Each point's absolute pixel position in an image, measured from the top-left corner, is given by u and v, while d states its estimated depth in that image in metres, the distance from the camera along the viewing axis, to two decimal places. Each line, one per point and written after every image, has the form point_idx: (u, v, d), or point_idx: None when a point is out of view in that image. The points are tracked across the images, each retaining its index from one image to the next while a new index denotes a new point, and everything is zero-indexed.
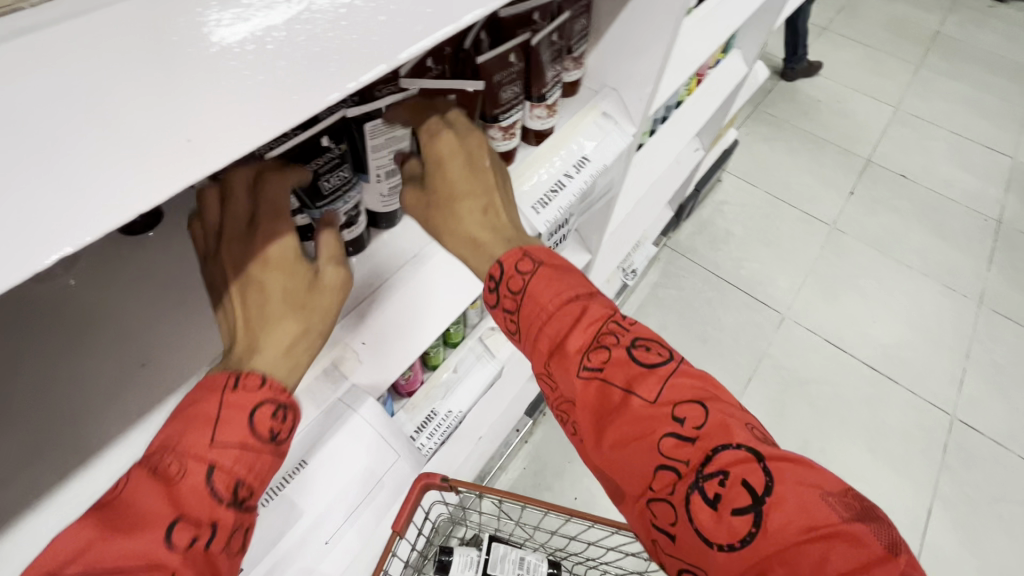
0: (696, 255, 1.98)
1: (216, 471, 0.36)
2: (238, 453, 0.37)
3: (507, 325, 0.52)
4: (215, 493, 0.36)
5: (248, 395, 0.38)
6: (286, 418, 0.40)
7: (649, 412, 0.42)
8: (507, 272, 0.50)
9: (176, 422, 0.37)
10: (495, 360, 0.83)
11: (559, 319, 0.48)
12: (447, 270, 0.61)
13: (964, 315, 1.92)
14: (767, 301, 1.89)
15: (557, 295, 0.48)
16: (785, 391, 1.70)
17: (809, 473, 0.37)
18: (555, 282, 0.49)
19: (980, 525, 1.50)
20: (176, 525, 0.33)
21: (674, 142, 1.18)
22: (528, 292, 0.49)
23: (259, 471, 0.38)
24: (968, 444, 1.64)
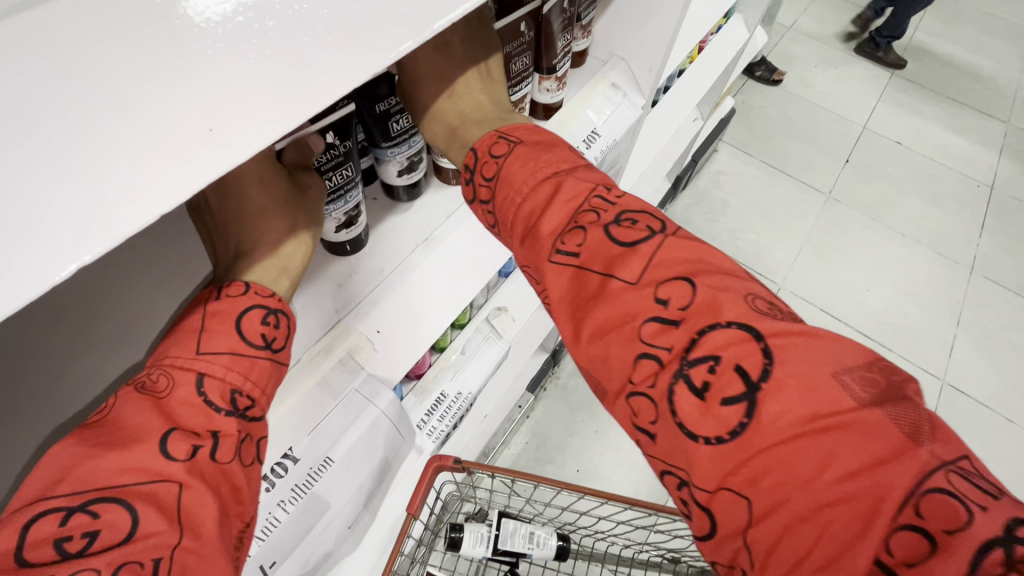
0: (692, 228, 1.97)
1: (205, 379, 0.41)
2: (230, 359, 0.42)
3: (486, 218, 0.53)
4: (212, 403, 0.40)
5: (238, 302, 0.45)
6: (278, 324, 0.46)
7: (631, 295, 0.41)
8: (480, 159, 0.52)
9: (167, 340, 0.42)
10: (502, 341, 0.82)
11: (533, 200, 0.48)
12: (456, 257, 0.60)
13: (956, 281, 1.94)
14: (763, 271, 1.90)
15: (531, 175, 0.49)
16: None
17: (824, 351, 0.36)
18: (531, 160, 0.50)
19: None
20: (174, 433, 0.38)
21: (676, 112, 1.15)
22: (503, 175, 0.50)
23: (256, 380, 0.43)
24: (956, 407, 1.68)
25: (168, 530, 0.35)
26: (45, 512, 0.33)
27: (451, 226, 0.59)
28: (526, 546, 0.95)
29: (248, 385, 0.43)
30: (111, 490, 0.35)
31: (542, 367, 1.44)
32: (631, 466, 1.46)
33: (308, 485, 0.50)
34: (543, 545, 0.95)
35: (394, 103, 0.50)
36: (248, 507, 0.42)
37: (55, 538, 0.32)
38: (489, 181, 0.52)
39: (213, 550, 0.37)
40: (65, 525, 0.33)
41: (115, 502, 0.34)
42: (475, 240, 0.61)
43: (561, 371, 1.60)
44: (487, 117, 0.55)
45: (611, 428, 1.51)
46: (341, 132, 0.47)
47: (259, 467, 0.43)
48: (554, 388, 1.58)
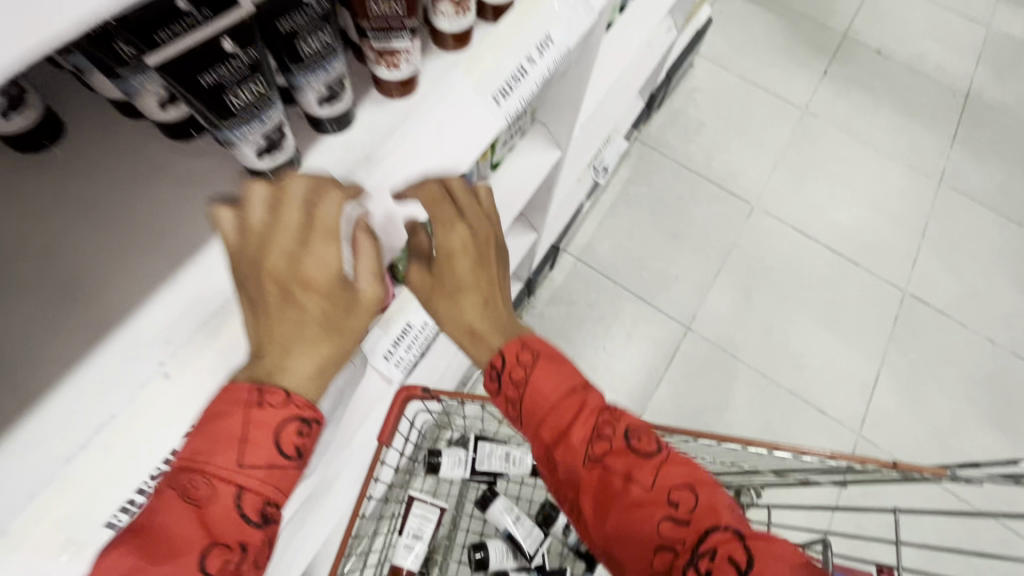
0: (668, 149, 1.93)
1: (243, 492, 0.41)
2: (266, 474, 0.42)
3: (506, 409, 0.57)
4: (244, 516, 0.41)
5: (275, 421, 0.42)
6: (311, 431, 0.44)
7: (648, 496, 0.48)
8: (508, 364, 0.55)
9: (197, 440, 0.41)
10: None
11: (559, 413, 0.53)
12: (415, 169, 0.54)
13: (924, 194, 1.96)
14: (737, 191, 1.88)
15: (559, 390, 0.54)
16: (751, 279, 1.75)
17: (779, 549, 0.45)
18: (553, 373, 0.54)
19: (921, 384, 1.64)
20: (237, 541, 0.40)
21: (645, 20, 1.08)
22: (529, 382, 0.54)
23: (285, 485, 0.44)
24: (916, 315, 1.74)
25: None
26: None
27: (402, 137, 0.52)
28: (503, 465, 0.99)
29: (280, 495, 0.43)
30: None
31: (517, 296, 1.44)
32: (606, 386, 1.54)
33: None
34: (519, 464, 0.99)
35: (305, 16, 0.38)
36: None
37: None
38: (515, 382, 0.55)
39: None
40: None
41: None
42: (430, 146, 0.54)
43: (537, 301, 1.63)
44: (498, 312, 0.57)
45: (585, 354, 1.58)
46: (245, 42, 0.35)
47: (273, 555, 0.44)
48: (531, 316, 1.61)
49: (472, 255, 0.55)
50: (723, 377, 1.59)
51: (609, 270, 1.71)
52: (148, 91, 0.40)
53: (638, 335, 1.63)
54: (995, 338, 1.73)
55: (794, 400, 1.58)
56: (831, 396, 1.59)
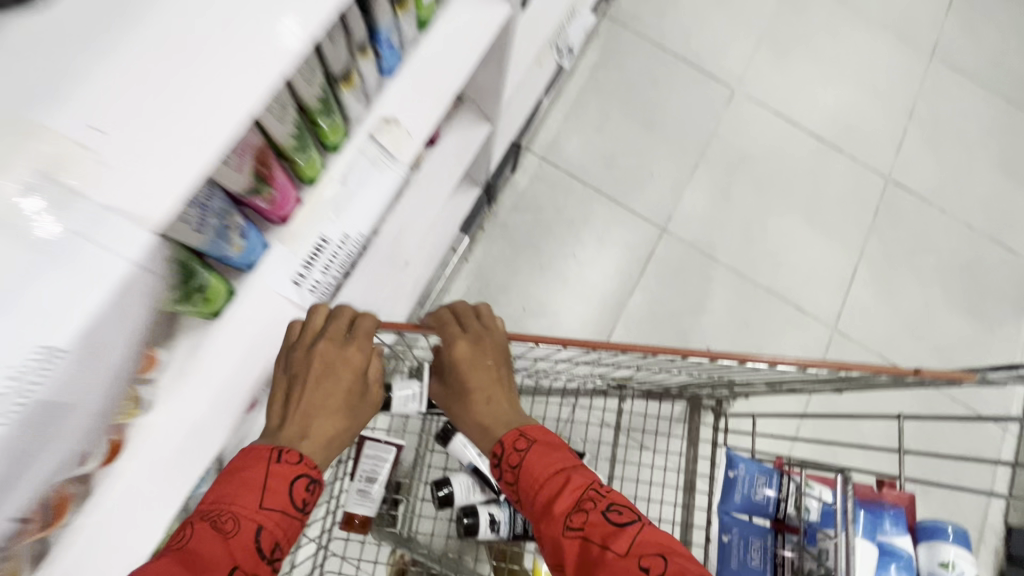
0: (641, 26, 1.68)
1: (262, 530, 0.50)
2: (279, 516, 0.52)
3: (508, 493, 0.64)
4: (260, 551, 0.50)
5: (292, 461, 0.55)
6: (315, 491, 0.56)
7: (621, 563, 0.51)
8: (507, 451, 0.63)
9: (225, 488, 0.52)
10: (397, 165, 0.66)
11: (546, 489, 0.60)
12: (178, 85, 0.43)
13: (915, 70, 1.80)
14: (717, 74, 1.69)
15: (546, 469, 0.61)
16: (730, 173, 1.61)
17: None
18: (544, 456, 0.62)
19: (898, 275, 1.59)
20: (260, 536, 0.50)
21: None
22: (524, 466, 0.62)
23: (285, 527, 0.52)
24: (898, 203, 1.66)
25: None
26: None
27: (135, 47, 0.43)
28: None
29: (284, 537, 0.52)
30: None
31: (476, 203, 1.28)
32: (578, 297, 1.44)
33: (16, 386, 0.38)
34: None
35: None
36: None
37: None
38: (513, 467, 0.62)
39: None
40: None
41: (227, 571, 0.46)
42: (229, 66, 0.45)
43: (499, 208, 1.47)
44: (501, 400, 0.69)
45: (556, 263, 1.45)
46: None
47: None
48: (494, 225, 1.46)
49: (468, 343, 0.70)
50: (699, 280, 1.51)
51: (578, 170, 1.54)
52: None
53: (610, 240, 1.50)
54: (974, 223, 1.68)
55: (771, 299, 1.52)
56: (807, 292, 1.54)
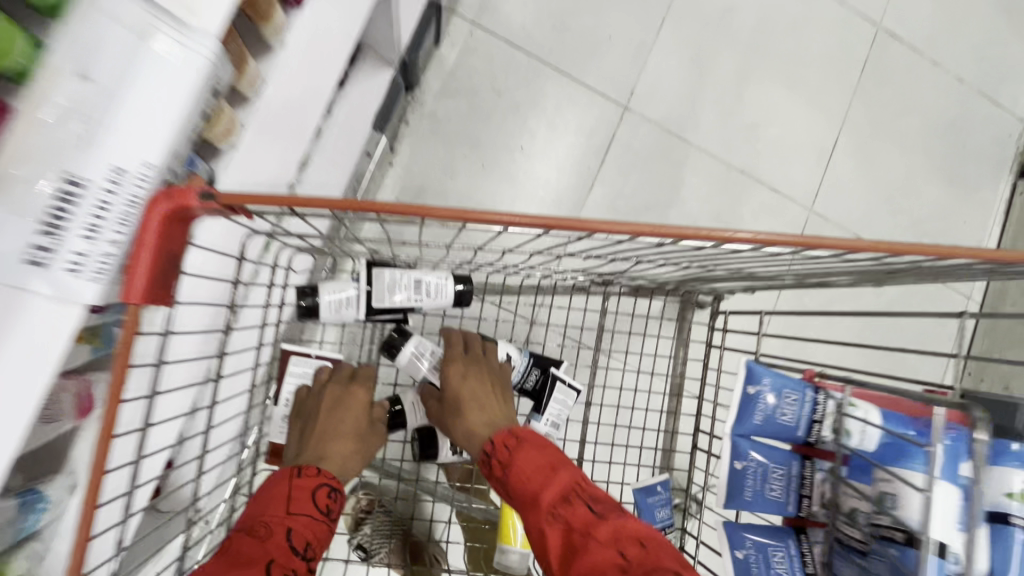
0: None
1: (292, 530, 0.56)
2: (307, 520, 0.58)
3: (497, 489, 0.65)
4: (293, 548, 0.55)
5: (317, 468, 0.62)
6: (337, 498, 0.62)
7: (601, 547, 0.54)
8: (497, 447, 0.66)
9: (254, 503, 0.59)
10: (183, 46, 0.42)
11: (534, 484, 0.61)
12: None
13: None
14: None
15: (535, 466, 0.62)
16: (702, 29, 1.33)
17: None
18: (533, 454, 0.63)
19: (880, 143, 1.43)
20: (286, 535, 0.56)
21: None
22: (515, 463, 0.63)
23: (312, 531, 0.58)
24: (887, 57, 1.44)
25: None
26: None
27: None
28: (414, 298, 0.74)
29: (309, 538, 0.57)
30: None
31: (390, 91, 1.00)
32: (530, 199, 1.23)
33: None
34: (436, 294, 0.75)
35: None
36: None
37: None
38: (501, 463, 0.64)
39: None
40: None
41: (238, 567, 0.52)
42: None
43: (424, 94, 1.19)
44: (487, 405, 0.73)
45: (500, 160, 1.22)
46: None
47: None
48: (421, 117, 1.19)
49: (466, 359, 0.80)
50: (667, 167, 1.31)
51: (519, 36, 1.23)
52: None
53: (564, 125, 1.25)
54: (964, 75, 1.50)
55: (745, 182, 1.35)
56: (785, 170, 1.37)
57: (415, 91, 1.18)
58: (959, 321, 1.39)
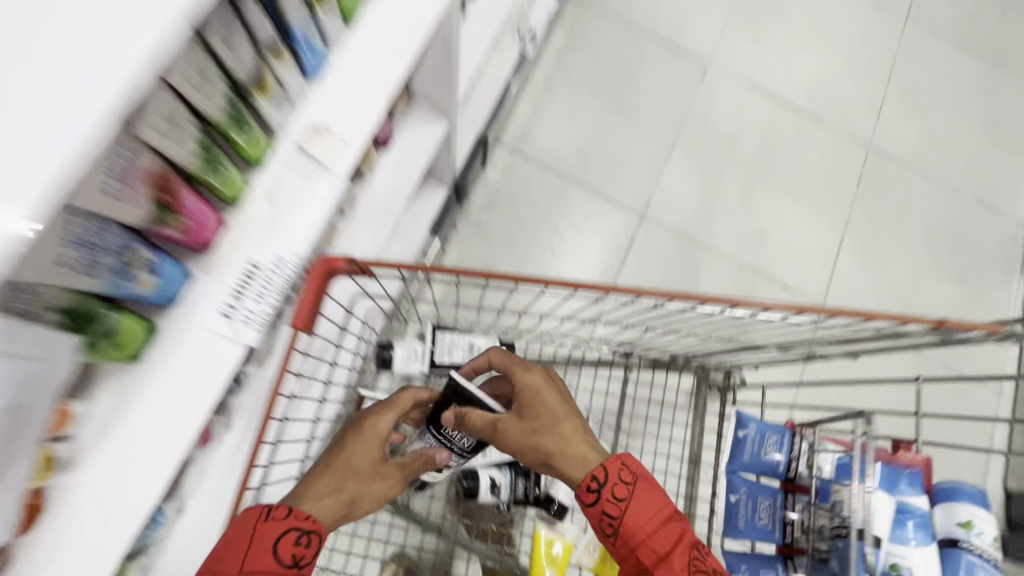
0: (605, 4, 1.62)
1: None
2: None
3: (597, 518, 0.57)
4: None
5: (285, 516, 0.55)
6: (309, 542, 0.55)
7: None
8: (610, 480, 0.57)
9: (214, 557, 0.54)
10: (331, 174, 0.61)
11: (657, 535, 0.55)
12: (53, 49, 0.37)
13: (890, 31, 1.76)
14: (689, 50, 1.63)
15: (658, 514, 0.56)
16: (708, 151, 1.57)
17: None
18: (653, 502, 0.57)
19: (884, 245, 1.56)
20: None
21: None
22: (634, 503, 0.56)
23: None
24: (881, 171, 1.62)
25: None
26: None
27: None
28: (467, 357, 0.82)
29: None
30: None
31: (445, 204, 1.23)
32: None
33: None
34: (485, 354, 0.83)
35: None
36: None
37: None
38: (618, 499, 0.56)
39: None
40: None
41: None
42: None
43: (472, 205, 1.42)
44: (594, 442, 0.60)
45: (534, 258, 1.41)
46: None
47: None
48: (468, 224, 1.41)
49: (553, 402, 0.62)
50: (683, 266, 1.47)
51: (552, 159, 1.48)
52: None
53: (589, 230, 1.45)
54: (958, 185, 1.64)
55: (758, 278, 1.48)
56: (795, 269, 1.50)
57: (464, 203, 1.42)
58: (989, 415, 1.39)
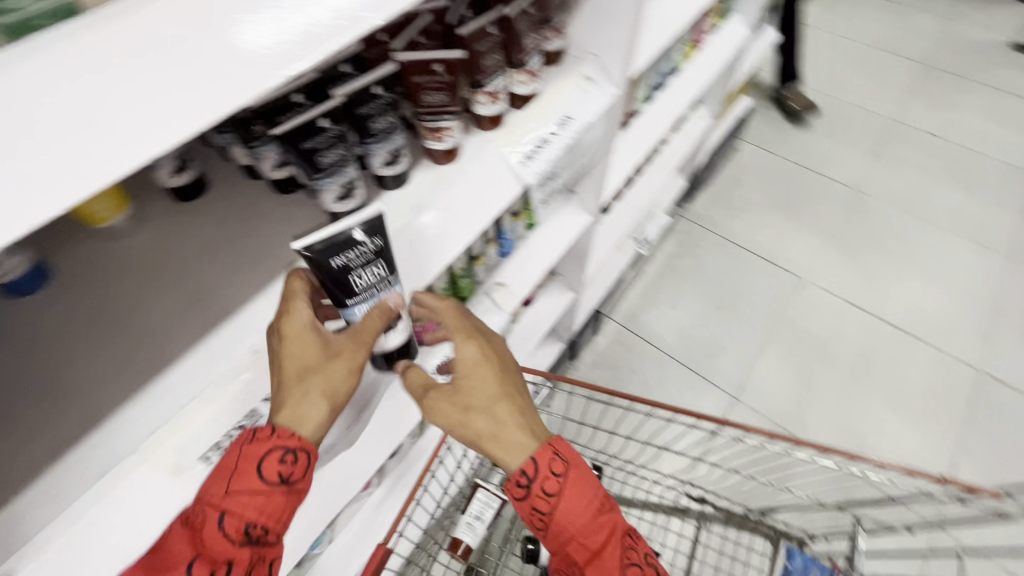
0: (712, 224, 2.00)
1: (227, 516, 0.44)
2: (249, 499, 0.45)
3: (530, 513, 0.58)
4: (229, 536, 0.44)
5: (261, 447, 0.46)
6: (297, 459, 0.48)
7: None
8: (541, 475, 0.56)
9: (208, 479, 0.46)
10: (502, 312, 0.91)
11: (590, 535, 0.56)
12: (448, 186, 0.64)
13: (994, 271, 1.88)
14: (786, 265, 1.90)
15: (590, 514, 0.57)
16: (803, 352, 1.72)
17: None
18: (585, 493, 0.57)
19: (1007, 475, 1.48)
20: (196, 563, 0.43)
21: (667, 113, 1.26)
22: (564, 498, 0.56)
23: (269, 512, 0.47)
24: (996, 398, 1.61)
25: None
26: None
27: (450, 181, 0.64)
28: None
29: (262, 519, 0.46)
30: None
31: (560, 356, 1.51)
32: None
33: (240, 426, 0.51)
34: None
35: (322, 140, 0.51)
36: None
37: None
38: (549, 493, 0.56)
39: None
40: None
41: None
42: (483, 185, 0.66)
43: (580, 363, 1.69)
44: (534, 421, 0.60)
45: None
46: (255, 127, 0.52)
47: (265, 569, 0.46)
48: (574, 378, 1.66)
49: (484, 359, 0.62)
50: None
51: (654, 337, 1.74)
52: (329, 186, 0.55)
53: (682, 403, 1.62)
54: None
55: None
56: None
57: (574, 360, 1.69)
58: None
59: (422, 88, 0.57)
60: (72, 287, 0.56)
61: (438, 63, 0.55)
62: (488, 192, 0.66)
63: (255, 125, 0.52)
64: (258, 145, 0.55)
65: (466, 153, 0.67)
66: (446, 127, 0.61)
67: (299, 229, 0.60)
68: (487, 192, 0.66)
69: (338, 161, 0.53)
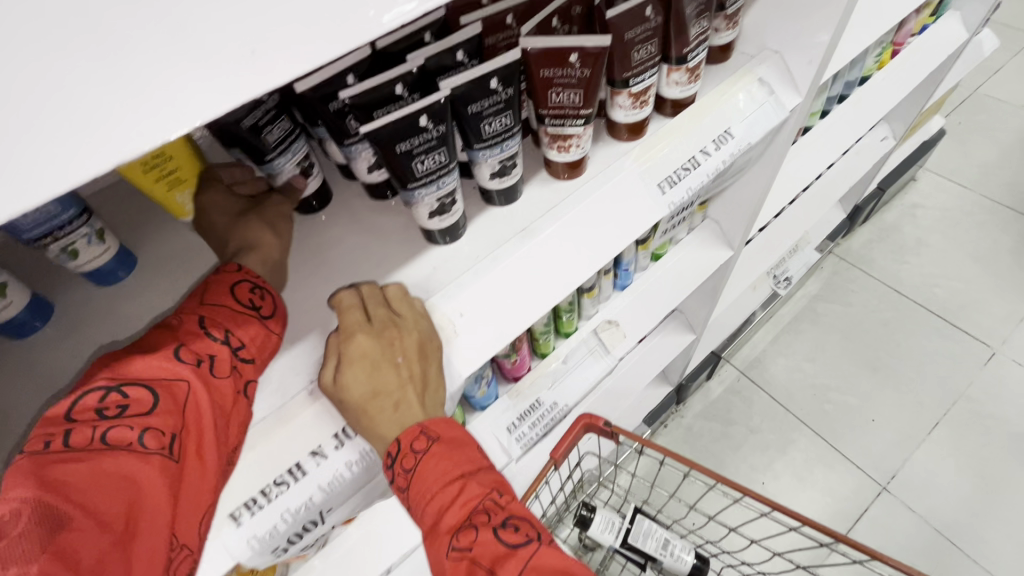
0: (873, 268, 1.65)
1: (207, 318, 0.37)
2: (229, 311, 0.38)
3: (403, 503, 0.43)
4: (209, 334, 0.36)
5: (225, 274, 0.40)
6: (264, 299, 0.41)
7: None
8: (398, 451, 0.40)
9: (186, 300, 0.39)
10: (609, 357, 0.77)
11: (435, 505, 0.39)
12: (563, 215, 0.51)
13: None
14: (970, 330, 1.51)
15: (437, 478, 0.40)
16: (987, 447, 1.34)
17: None
18: (436, 458, 0.40)
19: None
20: (181, 348, 0.35)
21: (842, 135, 1.02)
22: (411, 480, 0.40)
23: (251, 329, 0.39)
24: None
25: (173, 415, 0.32)
26: (88, 391, 0.31)
27: (567, 207, 0.51)
28: (659, 550, 0.82)
29: (241, 330, 0.38)
30: (135, 424, 0.30)
31: (665, 400, 1.32)
32: None
33: (271, 489, 0.40)
34: (677, 558, 0.82)
35: (420, 141, 0.41)
36: (242, 427, 0.37)
37: (97, 426, 0.29)
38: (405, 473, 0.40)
39: (208, 481, 0.33)
40: (105, 440, 0.29)
41: (127, 389, 0.31)
42: (614, 211, 0.53)
43: (687, 410, 1.47)
44: (413, 371, 0.42)
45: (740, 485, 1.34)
46: (350, 123, 0.44)
47: (249, 395, 0.38)
48: (678, 426, 1.45)
49: (374, 339, 0.41)
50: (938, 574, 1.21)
51: (783, 394, 1.47)
52: (424, 199, 0.45)
53: (812, 481, 1.34)
54: None
55: None
56: None
57: (680, 405, 1.48)
58: None
59: (550, 84, 0.45)
60: (157, 278, 0.52)
61: (575, 51, 0.42)
62: (617, 223, 0.53)
63: (351, 121, 0.44)
64: (353, 145, 0.46)
65: (594, 170, 0.54)
66: (573, 135, 0.49)
67: (390, 244, 0.51)
68: (616, 226, 0.53)
69: (438, 169, 0.43)
